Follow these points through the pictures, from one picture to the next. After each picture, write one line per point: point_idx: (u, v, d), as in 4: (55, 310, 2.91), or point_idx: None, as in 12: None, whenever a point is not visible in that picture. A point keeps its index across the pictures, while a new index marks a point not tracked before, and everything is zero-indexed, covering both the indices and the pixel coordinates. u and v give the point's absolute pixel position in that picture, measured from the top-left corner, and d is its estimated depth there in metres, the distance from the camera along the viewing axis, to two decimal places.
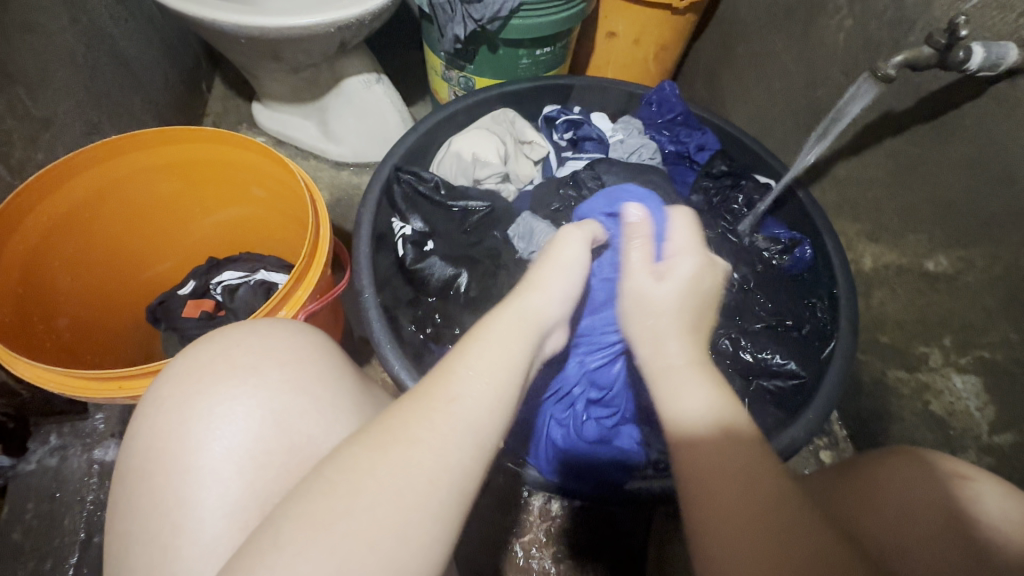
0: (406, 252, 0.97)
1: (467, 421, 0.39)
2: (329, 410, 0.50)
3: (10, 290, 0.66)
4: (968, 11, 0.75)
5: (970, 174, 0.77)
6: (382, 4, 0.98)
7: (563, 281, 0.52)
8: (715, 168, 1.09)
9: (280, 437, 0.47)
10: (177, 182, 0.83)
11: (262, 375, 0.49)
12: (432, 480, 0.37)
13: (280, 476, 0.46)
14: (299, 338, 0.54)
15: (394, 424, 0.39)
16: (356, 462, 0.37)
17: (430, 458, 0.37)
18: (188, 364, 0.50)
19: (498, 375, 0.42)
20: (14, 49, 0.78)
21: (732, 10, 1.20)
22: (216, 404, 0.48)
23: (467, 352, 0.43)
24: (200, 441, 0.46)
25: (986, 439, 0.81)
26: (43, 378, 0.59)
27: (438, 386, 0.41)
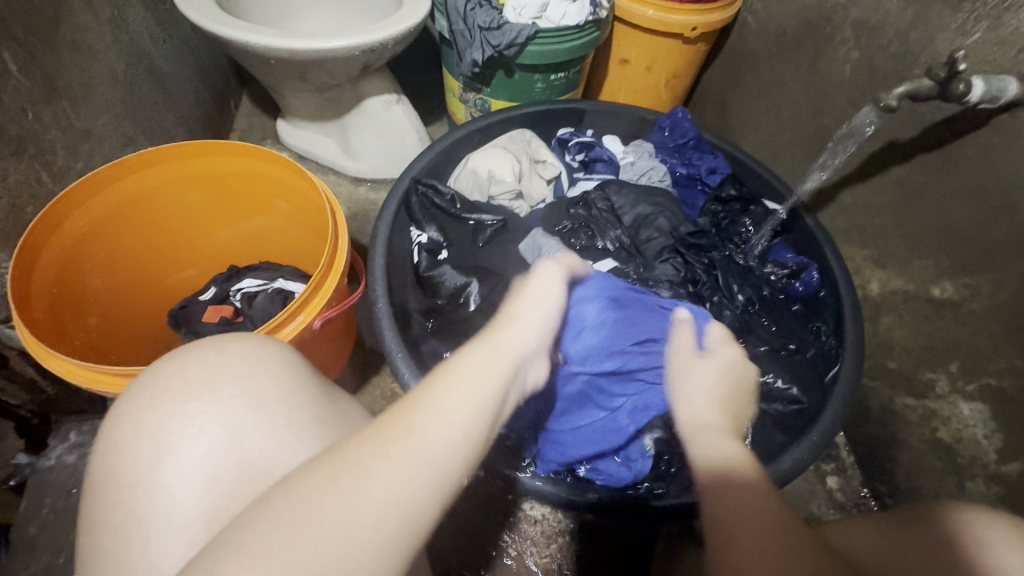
0: (421, 260, 1.01)
1: (428, 458, 0.37)
2: (286, 424, 0.45)
3: (45, 290, 0.70)
4: (969, 45, 0.77)
5: (974, 202, 0.79)
6: (405, 30, 1.04)
7: (539, 315, 0.53)
8: (724, 193, 1.10)
9: (231, 453, 0.43)
10: (206, 193, 0.87)
11: (216, 390, 0.45)
12: (380, 513, 0.34)
13: (231, 492, 0.42)
14: (264, 346, 0.50)
15: (350, 455, 0.36)
16: (305, 488, 0.34)
17: (382, 492, 0.35)
18: (145, 381, 0.46)
19: (463, 412, 0.40)
20: (62, 65, 0.84)
21: (742, 41, 1.23)
22: (168, 418, 0.44)
23: (433, 387, 0.42)
24: (152, 456, 0.43)
25: (994, 467, 0.80)
26: (74, 373, 0.62)
27: (400, 419, 0.39)
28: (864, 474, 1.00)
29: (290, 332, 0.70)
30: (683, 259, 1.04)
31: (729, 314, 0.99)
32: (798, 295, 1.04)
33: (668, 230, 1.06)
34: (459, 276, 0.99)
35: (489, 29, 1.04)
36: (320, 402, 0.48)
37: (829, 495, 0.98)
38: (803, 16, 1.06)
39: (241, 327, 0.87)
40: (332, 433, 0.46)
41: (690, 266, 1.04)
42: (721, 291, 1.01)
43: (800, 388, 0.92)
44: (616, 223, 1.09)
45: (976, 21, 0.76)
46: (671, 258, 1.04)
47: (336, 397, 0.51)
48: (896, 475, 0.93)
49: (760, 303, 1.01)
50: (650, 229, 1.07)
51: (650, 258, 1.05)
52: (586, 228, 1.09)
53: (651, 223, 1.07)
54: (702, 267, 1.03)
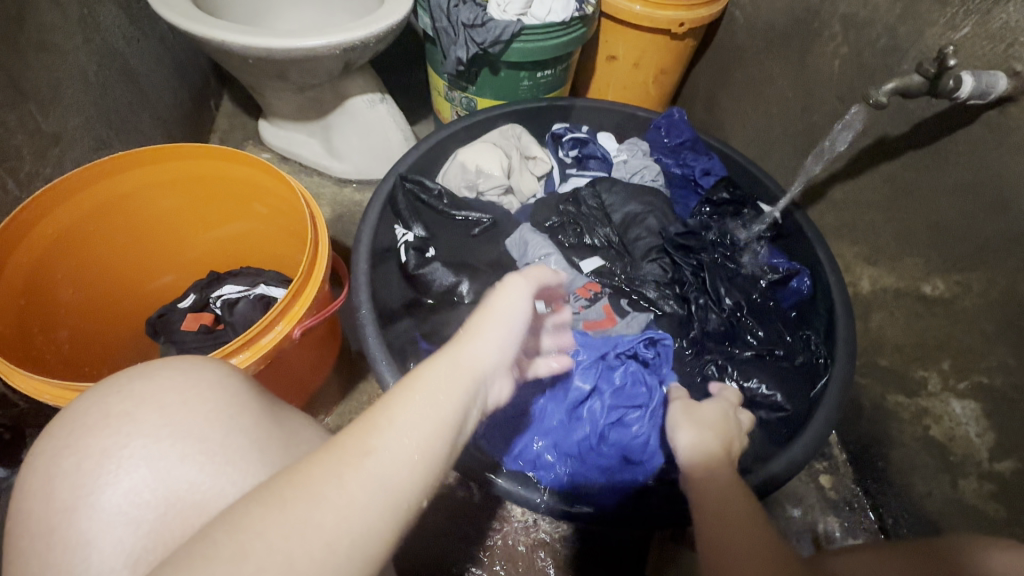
0: (409, 257, 0.97)
1: (381, 478, 0.34)
2: (217, 454, 0.42)
3: (13, 305, 0.67)
4: (958, 40, 0.76)
5: (964, 199, 0.78)
6: (387, 27, 1.01)
7: (500, 329, 0.46)
8: (717, 195, 1.09)
9: (157, 488, 0.40)
10: (179, 198, 0.84)
11: (137, 422, 0.42)
12: (322, 540, 0.30)
13: (162, 531, 0.39)
14: (198, 369, 0.46)
15: (297, 477, 0.33)
16: (244, 515, 0.31)
17: (332, 518, 0.31)
18: (74, 416, 0.43)
19: (422, 436, 0.37)
20: (28, 67, 0.80)
21: (730, 36, 1.22)
22: (85, 456, 0.41)
23: (392, 406, 0.38)
24: (69, 500, 0.40)
25: (987, 465, 0.79)
26: (39, 391, 0.59)
27: (353, 441, 0.35)
28: (856, 472, 0.99)
29: (268, 343, 0.67)
30: (671, 260, 1.03)
31: (715, 320, 0.97)
32: (786, 302, 1.04)
33: (657, 230, 1.05)
34: (448, 274, 0.97)
35: (473, 26, 1.02)
36: (261, 424, 0.45)
37: (822, 494, 0.98)
38: (790, 11, 1.04)
39: (222, 336, 0.85)
40: (274, 456, 0.43)
41: (678, 267, 1.03)
42: (707, 294, 0.99)
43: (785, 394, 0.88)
44: (606, 221, 1.07)
45: (964, 16, 0.75)
46: (659, 259, 1.03)
47: (280, 417, 0.47)
48: (888, 473, 0.93)
49: (750, 308, 0.99)
50: (640, 228, 1.06)
51: (637, 257, 1.04)
52: (574, 224, 1.07)
53: (641, 222, 1.06)
54: (690, 268, 1.02)
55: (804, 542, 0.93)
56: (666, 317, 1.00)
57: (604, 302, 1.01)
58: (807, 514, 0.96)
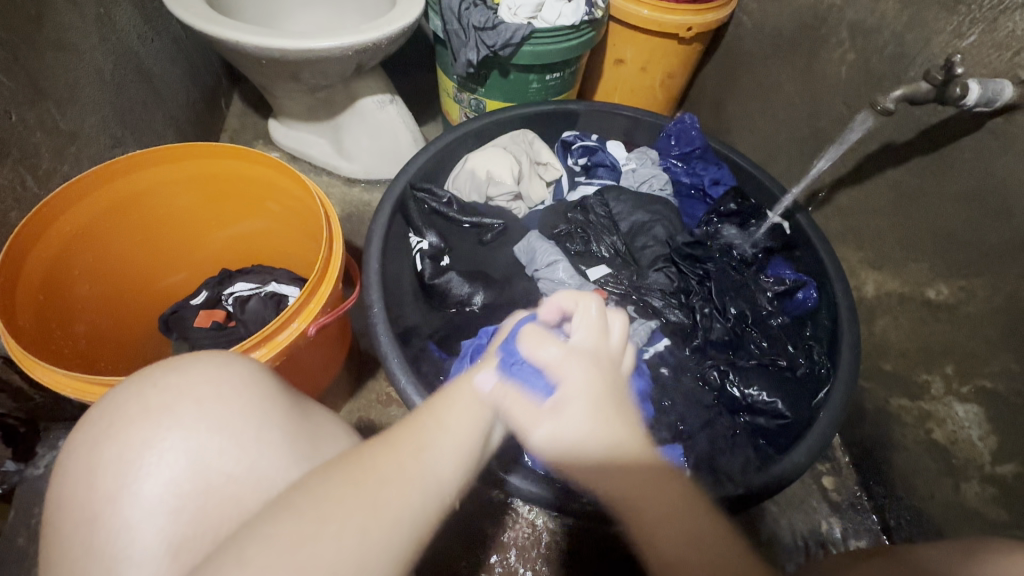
0: (425, 266, 0.98)
1: (429, 473, 0.43)
2: (255, 448, 0.43)
3: (33, 299, 0.68)
4: (965, 49, 0.77)
5: (968, 205, 0.79)
6: (399, 29, 1.02)
7: (514, 363, 0.60)
8: (725, 206, 1.11)
9: (199, 479, 0.41)
10: (194, 196, 0.86)
11: (176, 414, 0.43)
12: (389, 514, 0.39)
13: (203, 522, 0.40)
14: (232, 366, 0.48)
15: (361, 463, 0.42)
16: (324, 501, 0.38)
17: (397, 498, 0.40)
18: (112, 408, 0.44)
19: (459, 443, 0.46)
20: (47, 66, 0.82)
21: (737, 41, 1.23)
22: (124, 446, 0.42)
23: (430, 418, 0.47)
24: (110, 488, 0.41)
25: (988, 469, 0.80)
26: (61, 384, 0.60)
27: (407, 442, 0.44)
28: (859, 475, 1.00)
29: (284, 339, 0.68)
30: (678, 269, 1.04)
31: (717, 329, 0.98)
32: (790, 312, 1.04)
33: (664, 239, 1.07)
34: (463, 284, 0.97)
35: (484, 29, 1.03)
36: (291, 421, 0.46)
37: (824, 495, 0.99)
38: (798, 16, 1.05)
39: (233, 333, 0.86)
40: (307, 452, 0.45)
41: (684, 277, 1.04)
42: (713, 304, 1.00)
43: (785, 402, 0.89)
44: (613, 229, 1.09)
45: (971, 24, 0.76)
46: (666, 267, 1.04)
47: (308, 416, 0.49)
48: (891, 476, 0.94)
49: (755, 320, 0.99)
50: (646, 237, 1.08)
51: (644, 266, 1.06)
52: (582, 232, 1.08)
53: (647, 231, 1.08)
54: (696, 277, 1.03)
55: (807, 543, 0.94)
56: (670, 326, 1.00)
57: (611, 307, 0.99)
58: (809, 514, 0.97)
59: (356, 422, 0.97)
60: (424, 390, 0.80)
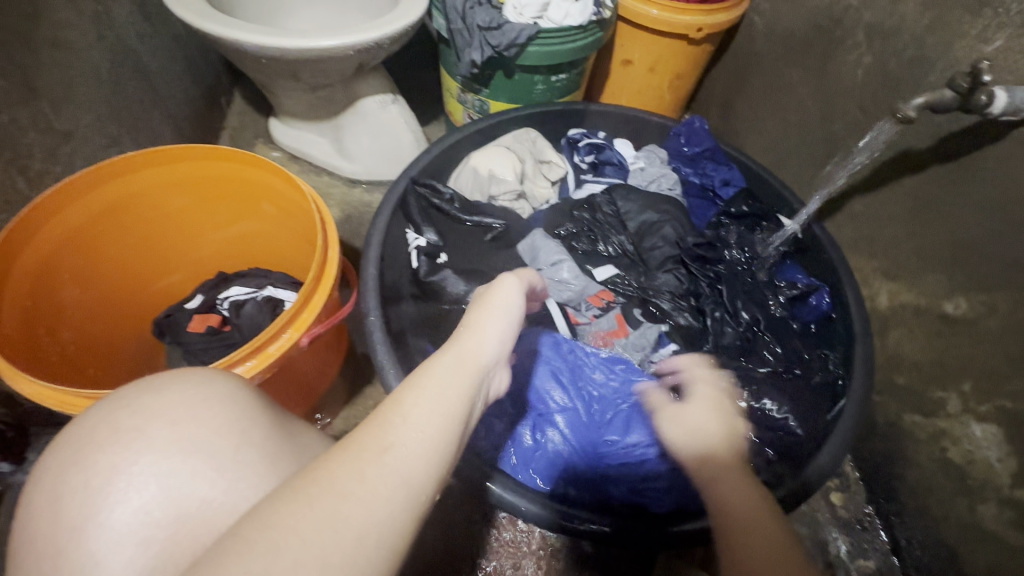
0: (420, 264, 0.98)
1: (403, 476, 0.33)
2: (230, 468, 0.41)
3: (19, 305, 0.66)
4: (990, 54, 0.74)
5: (991, 217, 0.76)
6: (402, 28, 1.00)
7: (498, 324, 0.50)
8: (736, 208, 1.08)
9: (168, 504, 0.39)
10: (188, 198, 0.84)
11: (147, 436, 0.41)
12: (352, 528, 0.30)
13: (170, 550, 0.37)
14: (210, 382, 0.45)
15: (318, 474, 0.32)
16: (264, 526, 0.29)
17: (360, 511, 0.31)
18: (78, 435, 0.42)
19: (435, 425, 0.37)
20: (41, 64, 0.80)
21: (748, 42, 1.20)
22: (92, 474, 0.40)
23: (403, 399, 0.38)
24: (76, 519, 0.38)
25: (1007, 492, 0.76)
26: (46, 396, 0.59)
27: (368, 434, 0.35)
28: (868, 491, 0.97)
29: (275, 351, 0.66)
30: (687, 270, 1.02)
31: (729, 333, 0.95)
32: (805, 318, 1.01)
33: (674, 240, 1.04)
34: (460, 282, 0.97)
35: (488, 28, 1.00)
36: (271, 437, 0.44)
37: (831, 512, 0.96)
38: (812, 17, 1.02)
39: (229, 339, 0.84)
40: (286, 470, 0.42)
41: (694, 279, 1.02)
42: (724, 308, 0.97)
43: (797, 421, 0.88)
44: (621, 229, 1.06)
45: (998, 28, 0.72)
46: (675, 269, 1.02)
47: (290, 431, 0.47)
48: (902, 494, 0.91)
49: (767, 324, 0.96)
50: (655, 237, 1.05)
51: (652, 267, 1.03)
52: (589, 231, 1.06)
53: (657, 231, 1.05)
54: (706, 280, 1.01)
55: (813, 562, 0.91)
56: (677, 329, 0.98)
57: (617, 311, 0.99)
58: (816, 531, 0.94)
59: (352, 430, 0.95)
60: None
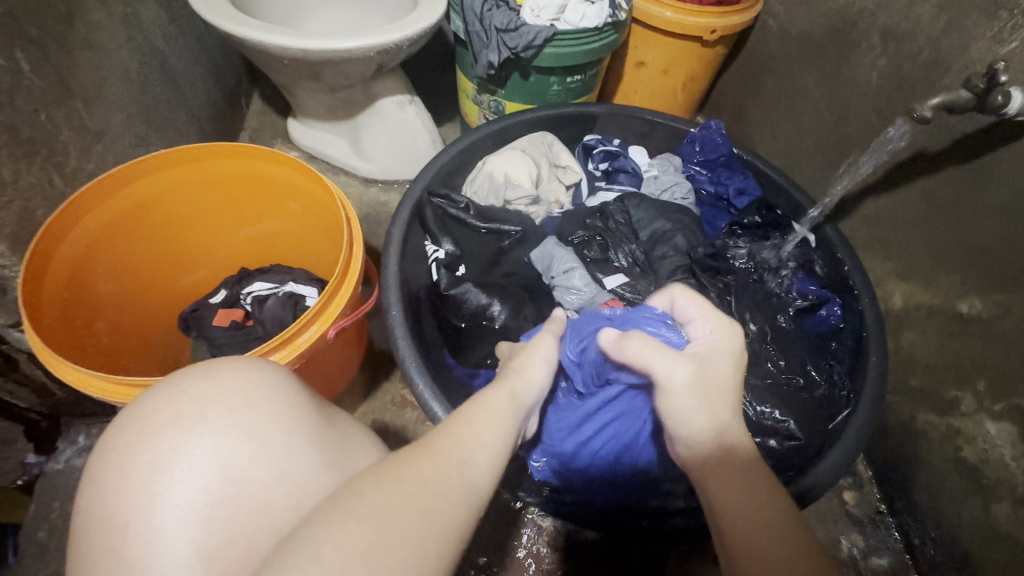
0: (440, 276, 0.98)
1: (474, 479, 0.41)
2: (284, 453, 0.43)
3: (57, 295, 0.69)
4: (1006, 55, 0.75)
5: (1006, 217, 0.77)
6: (421, 30, 1.02)
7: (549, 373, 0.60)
8: (747, 219, 1.09)
9: (227, 485, 0.41)
10: (214, 195, 0.86)
11: (206, 420, 0.43)
12: (439, 514, 0.37)
13: (230, 527, 0.39)
14: (258, 372, 0.47)
15: (401, 465, 0.40)
16: (371, 502, 0.36)
17: (445, 504, 0.38)
18: (142, 417, 0.43)
19: (498, 443, 0.45)
20: (76, 65, 0.83)
21: (762, 45, 1.21)
22: (154, 454, 0.41)
23: (470, 417, 0.47)
24: (139, 497, 0.40)
25: (1022, 491, 0.77)
26: (86, 383, 0.61)
27: (446, 441, 0.43)
28: (882, 490, 0.98)
29: (304, 342, 0.68)
30: (697, 281, 1.00)
31: None
32: (813, 330, 1.01)
33: (684, 249, 1.03)
34: (481, 295, 0.96)
35: (506, 30, 1.02)
36: (318, 428, 0.46)
37: (845, 511, 0.97)
38: (827, 20, 1.03)
39: (254, 333, 0.86)
40: (333, 458, 0.44)
41: (703, 289, 1.00)
42: (732, 319, 0.97)
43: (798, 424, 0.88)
44: (632, 238, 1.06)
45: (1013, 30, 0.73)
46: (685, 279, 1.00)
47: (333, 421, 0.49)
48: (915, 493, 0.91)
49: (774, 335, 0.96)
50: (666, 246, 1.04)
51: (662, 276, 1.02)
52: (599, 239, 1.06)
53: (668, 240, 1.04)
54: (716, 290, 0.99)
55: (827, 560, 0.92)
56: None
57: None
58: (829, 529, 0.95)
59: (371, 424, 0.97)
60: (441, 395, 0.79)
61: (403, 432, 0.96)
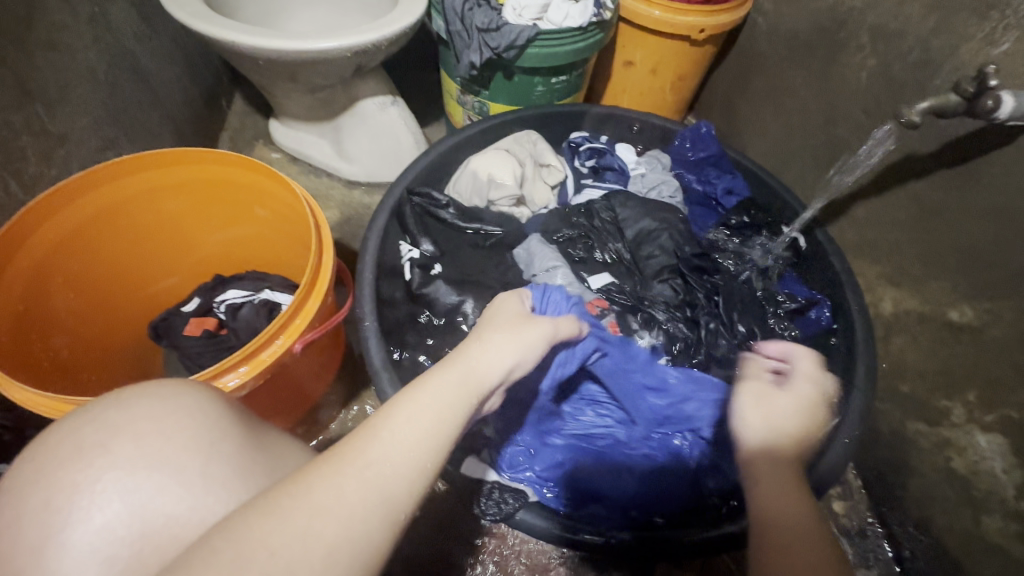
0: (414, 275, 0.96)
1: (379, 490, 0.37)
2: (196, 482, 0.40)
3: (11, 309, 0.66)
4: (997, 56, 0.72)
5: (996, 224, 0.75)
6: (400, 30, 0.99)
7: (511, 351, 0.55)
8: (734, 221, 1.07)
9: (131, 523, 0.39)
10: (181, 202, 0.83)
11: (112, 453, 0.40)
12: (327, 539, 0.33)
13: (134, 566, 0.37)
14: (178, 395, 0.44)
15: (295, 482, 0.36)
16: (245, 539, 0.32)
17: (332, 526, 0.34)
18: (43, 451, 0.41)
19: (425, 443, 0.41)
20: (36, 67, 0.80)
21: (751, 44, 1.19)
22: (56, 491, 0.39)
23: (395, 414, 0.42)
24: (37, 539, 0.38)
25: (1013, 504, 0.75)
26: (35, 403, 0.58)
27: (354, 445, 0.39)
28: (872, 499, 0.95)
29: (268, 357, 0.66)
30: (684, 281, 0.99)
31: (722, 343, 0.94)
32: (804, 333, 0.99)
33: (671, 248, 1.01)
34: (452, 294, 0.95)
35: (487, 30, 0.99)
36: (246, 448, 0.43)
37: (834, 520, 0.95)
38: (816, 19, 1.01)
39: (226, 342, 0.84)
40: (256, 482, 0.41)
41: (691, 290, 1.00)
42: (720, 320, 0.96)
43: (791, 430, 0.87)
44: (618, 236, 1.04)
45: (1005, 30, 0.71)
46: (671, 280, 0.99)
47: (266, 441, 0.46)
48: (905, 502, 0.89)
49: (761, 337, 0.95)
50: (653, 246, 1.02)
51: (648, 276, 1.01)
52: (586, 238, 1.04)
53: (655, 240, 1.02)
54: (703, 290, 0.99)
55: None
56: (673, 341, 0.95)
57: (612, 318, 0.95)
58: None
59: (348, 434, 0.94)
60: None
61: None
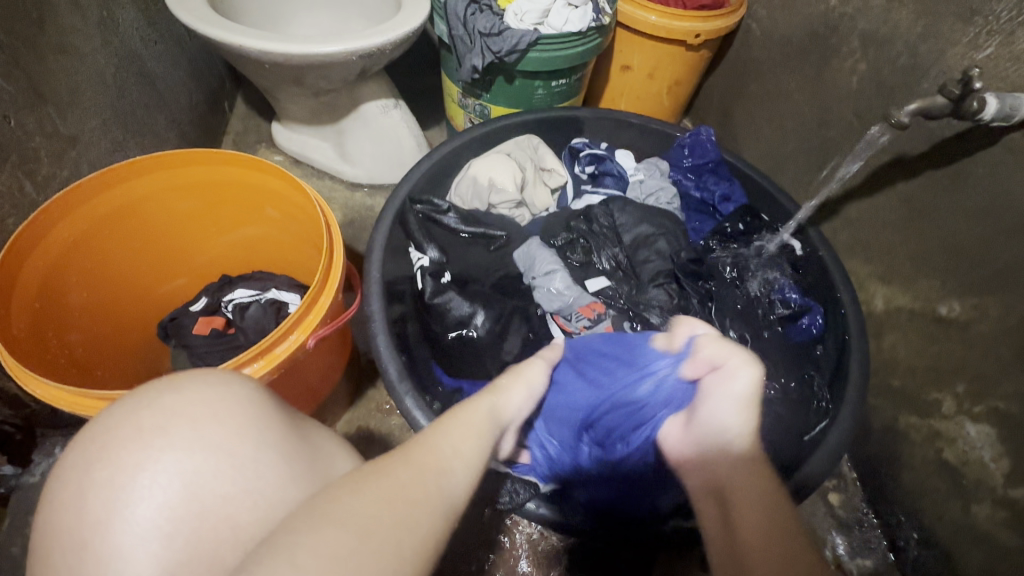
0: (425, 285, 0.97)
1: (447, 484, 0.43)
2: (248, 466, 0.41)
3: (29, 305, 0.67)
4: (981, 61, 0.75)
5: (982, 223, 0.78)
6: (403, 35, 1.01)
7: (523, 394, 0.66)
8: (730, 227, 1.09)
9: (189, 502, 0.39)
10: (192, 202, 0.85)
11: (169, 435, 0.42)
12: (417, 513, 0.39)
13: (196, 542, 0.38)
14: (225, 385, 0.46)
15: (375, 470, 0.41)
16: (351, 505, 0.37)
17: (419, 504, 0.40)
18: (104, 434, 0.42)
19: (471, 455, 0.48)
20: (49, 71, 0.81)
21: (745, 49, 1.22)
22: (116, 471, 0.40)
23: (445, 431, 0.50)
24: (99, 514, 0.39)
25: (1001, 492, 0.77)
26: (57, 398, 0.60)
27: (425, 454, 0.45)
28: (866, 491, 0.98)
29: (283, 352, 0.67)
30: (678, 286, 1.02)
31: None
32: (795, 337, 1.01)
33: (667, 254, 1.04)
34: (464, 304, 0.96)
35: (489, 35, 1.02)
36: (288, 439, 0.45)
37: (830, 513, 0.97)
38: (808, 25, 1.04)
39: (234, 341, 0.85)
40: (302, 470, 0.43)
41: (685, 294, 1.03)
42: (712, 326, 1.00)
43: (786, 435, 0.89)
44: (615, 241, 1.06)
45: (988, 36, 0.74)
46: (666, 284, 1.02)
47: (305, 433, 0.48)
48: (898, 494, 0.92)
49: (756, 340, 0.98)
50: (649, 250, 1.05)
51: (644, 280, 1.03)
52: (583, 242, 1.06)
53: (651, 245, 1.05)
54: (697, 295, 1.02)
55: None
56: None
57: (609, 323, 0.97)
58: (813, 531, 0.95)
59: (354, 432, 0.96)
60: (424, 404, 0.79)
61: (388, 440, 0.96)
